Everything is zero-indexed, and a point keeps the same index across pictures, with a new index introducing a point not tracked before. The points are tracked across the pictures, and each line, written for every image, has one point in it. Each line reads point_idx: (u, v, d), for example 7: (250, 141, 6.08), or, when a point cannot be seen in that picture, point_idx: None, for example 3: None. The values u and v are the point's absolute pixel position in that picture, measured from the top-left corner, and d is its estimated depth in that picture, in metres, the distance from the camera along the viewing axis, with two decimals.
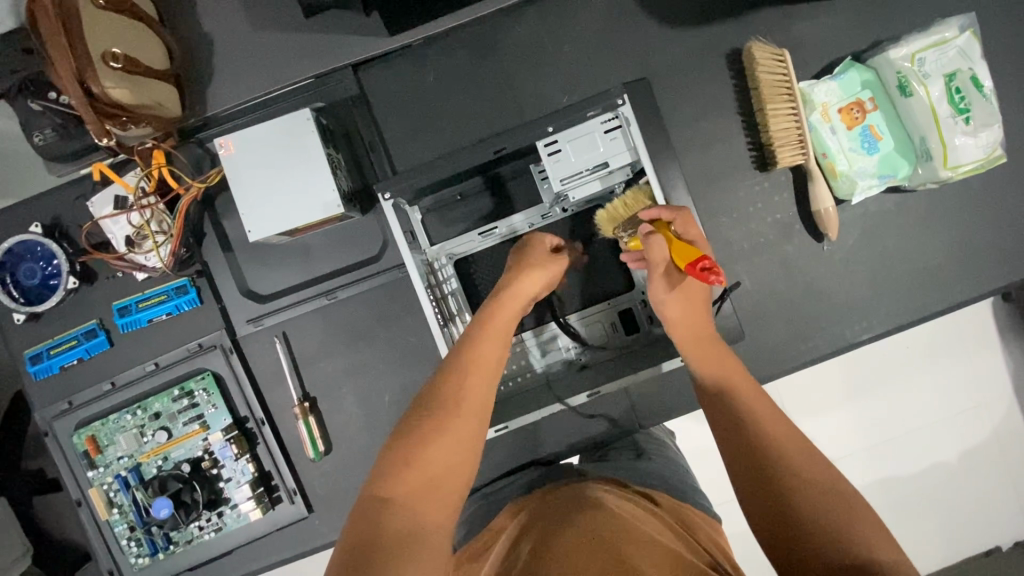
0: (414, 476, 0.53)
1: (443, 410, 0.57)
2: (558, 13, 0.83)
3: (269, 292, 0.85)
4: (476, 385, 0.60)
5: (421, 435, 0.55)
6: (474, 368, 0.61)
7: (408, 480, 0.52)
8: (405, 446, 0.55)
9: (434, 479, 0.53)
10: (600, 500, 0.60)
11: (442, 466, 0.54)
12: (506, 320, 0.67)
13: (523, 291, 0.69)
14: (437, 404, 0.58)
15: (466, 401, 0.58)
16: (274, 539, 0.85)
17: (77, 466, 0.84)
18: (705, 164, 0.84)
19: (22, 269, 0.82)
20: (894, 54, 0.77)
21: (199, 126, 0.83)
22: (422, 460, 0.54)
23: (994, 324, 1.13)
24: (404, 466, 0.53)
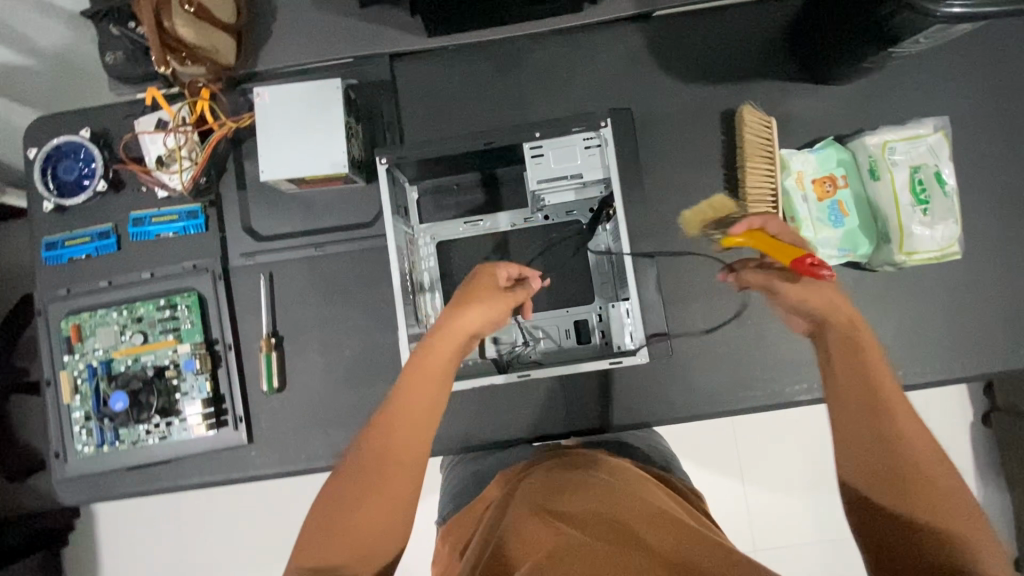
0: (341, 543, 0.58)
1: (374, 470, 0.61)
2: (579, 47, 0.93)
3: (268, 233, 0.93)
4: (399, 465, 0.61)
5: (348, 502, 0.59)
6: (409, 433, 0.63)
7: (338, 546, 0.58)
8: (337, 503, 0.60)
9: (364, 549, 0.58)
10: (588, 470, 0.68)
11: (365, 537, 0.58)
12: (443, 366, 0.67)
13: (457, 336, 0.69)
14: (364, 471, 0.61)
15: (389, 480, 0.60)
16: (210, 460, 0.90)
17: (57, 349, 0.91)
18: (682, 205, 0.90)
19: (62, 166, 0.93)
20: (869, 140, 0.84)
21: (246, 77, 0.94)
22: (352, 522, 0.58)
23: (943, 417, 1.23)
24: (329, 532, 0.58)
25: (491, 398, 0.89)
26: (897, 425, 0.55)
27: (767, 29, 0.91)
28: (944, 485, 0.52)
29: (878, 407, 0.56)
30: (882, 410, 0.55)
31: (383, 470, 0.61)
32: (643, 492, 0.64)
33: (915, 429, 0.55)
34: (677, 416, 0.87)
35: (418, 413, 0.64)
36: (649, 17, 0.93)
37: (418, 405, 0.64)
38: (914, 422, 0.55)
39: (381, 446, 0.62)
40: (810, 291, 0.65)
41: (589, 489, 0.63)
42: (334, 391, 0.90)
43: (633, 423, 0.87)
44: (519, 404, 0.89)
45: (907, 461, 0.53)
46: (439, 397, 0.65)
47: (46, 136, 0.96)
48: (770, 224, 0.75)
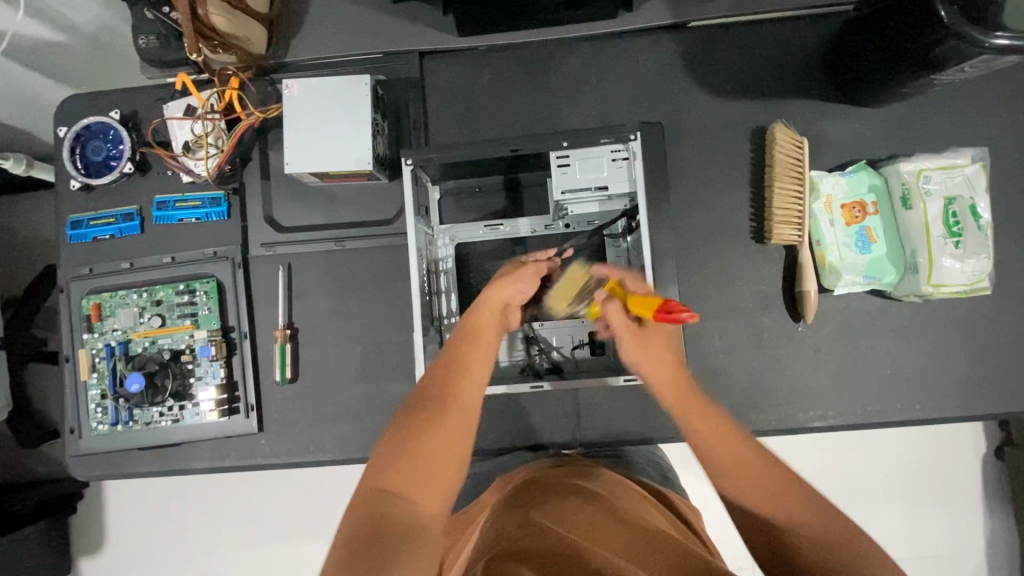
0: (406, 466, 0.53)
1: (440, 402, 0.58)
2: (611, 54, 0.91)
3: (289, 225, 0.93)
4: (463, 390, 0.60)
5: (413, 430, 0.56)
6: (467, 368, 0.62)
7: (403, 475, 0.53)
8: (397, 435, 0.56)
9: (428, 477, 0.54)
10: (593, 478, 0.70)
11: (439, 458, 0.55)
12: (494, 328, 0.67)
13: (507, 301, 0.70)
14: (428, 398, 0.59)
15: (454, 420, 0.57)
16: (219, 446, 0.91)
17: (77, 327, 0.93)
18: (706, 221, 0.89)
19: (91, 146, 0.94)
20: (903, 167, 0.82)
21: (276, 68, 0.94)
22: (417, 452, 0.54)
23: (964, 448, 1.19)
24: (393, 458, 0.54)
25: (500, 403, 0.89)
26: (721, 462, 0.54)
27: (804, 47, 0.90)
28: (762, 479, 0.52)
29: (711, 454, 0.55)
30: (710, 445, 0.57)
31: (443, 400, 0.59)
32: (637, 509, 0.64)
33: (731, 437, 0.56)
34: (686, 434, 0.86)
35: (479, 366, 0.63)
36: (684, 28, 0.91)
37: (479, 343, 0.65)
38: (741, 445, 0.55)
39: (447, 375, 0.61)
40: (650, 349, 0.65)
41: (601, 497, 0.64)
42: (345, 385, 0.91)
43: (641, 439, 0.87)
44: (527, 411, 0.88)
45: (725, 476, 0.53)
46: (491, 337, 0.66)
47: (75, 114, 0.97)
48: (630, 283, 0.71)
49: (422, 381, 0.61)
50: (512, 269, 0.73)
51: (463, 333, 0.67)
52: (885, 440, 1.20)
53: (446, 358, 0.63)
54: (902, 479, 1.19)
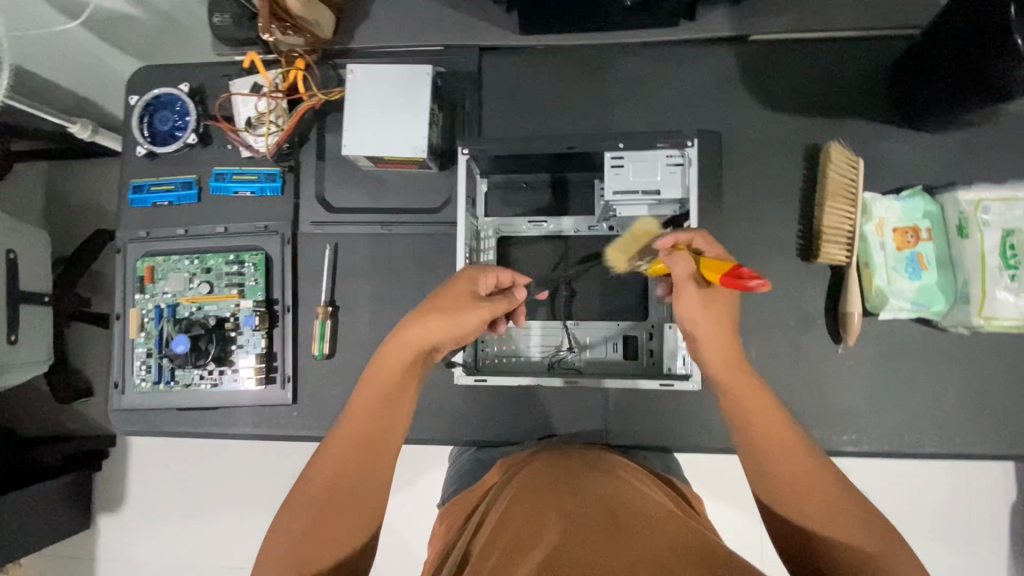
0: (299, 557, 0.56)
1: (334, 494, 0.59)
2: (669, 62, 0.92)
3: (339, 206, 0.96)
4: (359, 470, 0.61)
5: (303, 521, 0.58)
6: (361, 449, 0.62)
7: (296, 559, 0.56)
8: (298, 516, 0.58)
9: (324, 558, 0.57)
10: (581, 461, 0.68)
11: (331, 543, 0.57)
12: (401, 372, 0.67)
13: (416, 347, 0.68)
14: (323, 486, 0.60)
15: (356, 472, 0.61)
16: (254, 413, 0.94)
17: (129, 287, 0.96)
18: (752, 234, 0.88)
19: (158, 116, 0.98)
20: (962, 195, 0.81)
21: (340, 53, 0.97)
22: (310, 537, 0.57)
23: (998, 489, 1.15)
24: (286, 544, 0.57)
25: (529, 398, 0.90)
26: (784, 464, 0.57)
27: (865, 68, 0.89)
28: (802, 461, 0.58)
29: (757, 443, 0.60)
30: (752, 429, 0.60)
31: (339, 481, 0.60)
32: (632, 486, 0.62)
33: (793, 446, 0.59)
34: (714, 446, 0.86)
35: (375, 412, 0.64)
36: (745, 40, 0.91)
37: (376, 392, 0.66)
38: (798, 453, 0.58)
39: (339, 458, 0.61)
40: (704, 310, 0.65)
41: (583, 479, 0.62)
42: None
43: (668, 446, 0.87)
44: (556, 406, 0.89)
45: (765, 458, 0.59)
46: (395, 399, 0.66)
47: (146, 84, 1.01)
48: (697, 241, 0.68)
49: (312, 464, 0.62)
50: (437, 303, 0.69)
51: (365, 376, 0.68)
52: (914, 476, 1.17)
53: (347, 432, 0.63)
54: (929, 516, 1.16)
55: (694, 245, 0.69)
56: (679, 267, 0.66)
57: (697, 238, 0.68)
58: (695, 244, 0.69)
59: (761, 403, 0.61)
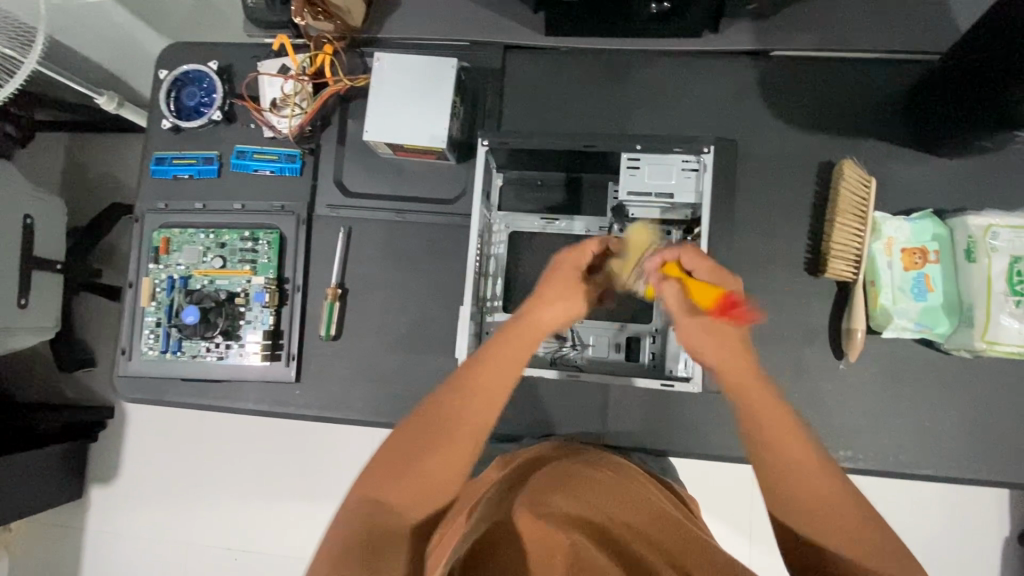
0: (401, 492, 0.52)
1: (445, 439, 0.55)
2: (690, 71, 0.93)
3: (355, 191, 0.97)
4: (475, 420, 0.57)
5: (413, 456, 0.54)
6: (484, 398, 0.58)
7: (400, 491, 0.52)
8: (403, 451, 0.54)
9: (422, 499, 0.53)
10: (591, 466, 0.69)
11: (432, 486, 0.54)
12: (521, 350, 0.62)
13: (547, 327, 0.65)
14: (441, 421, 0.56)
15: (461, 433, 0.56)
16: (257, 389, 0.95)
17: (145, 256, 0.98)
18: (761, 245, 0.89)
19: (186, 91, 1.00)
20: (972, 220, 0.82)
21: (368, 42, 0.99)
22: (409, 477, 0.53)
23: (987, 518, 1.16)
24: (394, 475, 0.53)
25: (530, 392, 0.91)
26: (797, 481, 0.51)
27: (883, 90, 0.90)
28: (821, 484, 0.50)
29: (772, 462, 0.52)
30: (760, 442, 0.53)
31: (452, 426, 0.56)
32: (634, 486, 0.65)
33: (805, 466, 0.52)
34: (709, 452, 0.87)
35: (497, 380, 0.59)
36: (766, 55, 0.93)
37: (514, 352, 0.61)
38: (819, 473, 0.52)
39: (461, 398, 0.57)
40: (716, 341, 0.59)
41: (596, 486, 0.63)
42: (384, 351, 0.94)
43: (664, 449, 0.87)
44: (556, 402, 0.90)
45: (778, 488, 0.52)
46: (525, 362, 0.61)
47: (176, 59, 1.03)
48: (687, 257, 0.65)
49: (435, 395, 0.58)
50: (567, 274, 0.68)
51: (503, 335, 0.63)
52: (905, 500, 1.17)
53: (468, 374, 0.59)
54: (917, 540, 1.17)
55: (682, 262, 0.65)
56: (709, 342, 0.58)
57: (668, 252, 0.66)
58: (681, 262, 0.65)
59: (760, 397, 0.55)
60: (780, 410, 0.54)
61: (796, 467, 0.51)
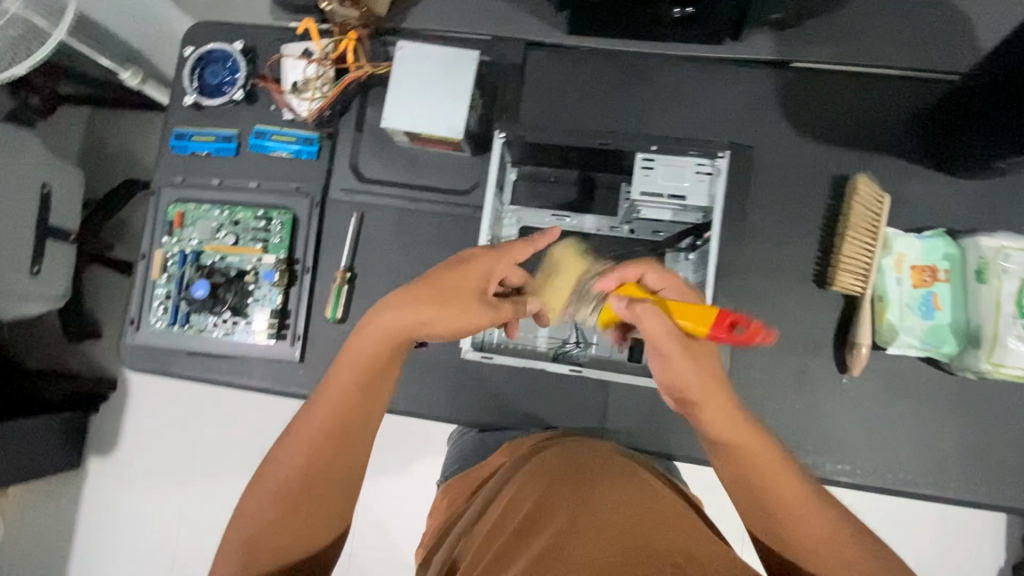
0: (277, 534, 0.59)
1: (313, 480, 0.61)
2: (708, 77, 0.94)
3: (370, 177, 0.98)
4: (331, 450, 0.61)
5: (279, 504, 0.60)
6: (326, 430, 0.62)
7: (278, 537, 0.59)
8: (271, 498, 0.60)
9: (302, 533, 0.60)
10: (572, 457, 0.70)
11: (308, 522, 0.60)
12: (362, 371, 0.63)
13: (394, 338, 0.64)
14: (305, 469, 0.61)
15: (314, 466, 0.61)
16: (260, 366, 0.96)
17: (158, 229, 0.99)
18: (771, 254, 0.89)
19: (209, 69, 1.01)
20: (984, 241, 0.81)
21: (391, 31, 1.00)
22: (286, 520, 0.60)
23: (965, 536, 1.20)
24: (268, 527, 0.59)
25: (530, 386, 0.91)
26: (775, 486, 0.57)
27: (901, 107, 0.90)
28: (800, 503, 0.56)
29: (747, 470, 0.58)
30: (754, 484, 0.57)
31: (311, 466, 0.61)
32: (637, 483, 0.65)
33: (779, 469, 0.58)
34: (705, 457, 0.87)
35: (343, 408, 0.63)
36: (786, 66, 0.93)
37: (345, 376, 0.63)
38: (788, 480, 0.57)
39: (309, 441, 0.61)
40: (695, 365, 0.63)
41: (589, 475, 0.65)
42: None
43: (661, 451, 0.88)
44: (556, 399, 0.91)
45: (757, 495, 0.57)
46: (365, 385, 0.63)
47: (201, 37, 1.04)
48: (651, 276, 0.72)
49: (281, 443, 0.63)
50: (425, 285, 0.66)
51: (332, 372, 0.65)
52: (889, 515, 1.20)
53: (309, 414, 0.63)
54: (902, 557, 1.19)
55: (647, 280, 0.72)
56: (674, 354, 0.62)
57: (632, 270, 0.73)
58: (644, 280, 0.73)
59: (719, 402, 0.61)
60: (750, 433, 0.60)
61: (780, 493, 0.56)
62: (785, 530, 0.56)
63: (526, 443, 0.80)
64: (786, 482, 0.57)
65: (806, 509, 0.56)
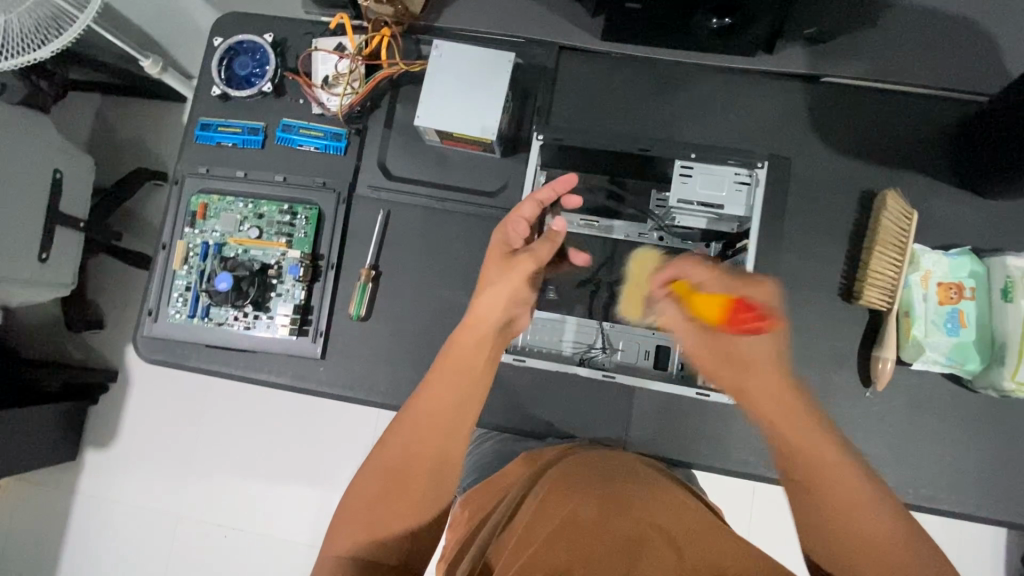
0: (363, 528, 0.60)
1: (405, 474, 0.62)
2: (740, 89, 0.94)
3: (398, 175, 0.98)
4: (427, 440, 0.64)
5: (371, 498, 0.61)
6: (427, 418, 0.65)
7: (363, 531, 0.60)
8: (362, 493, 0.62)
9: (386, 530, 0.60)
10: (603, 467, 0.71)
11: (394, 519, 0.61)
12: (471, 354, 0.70)
13: (486, 313, 0.73)
14: (396, 464, 0.63)
15: (419, 458, 0.63)
16: (281, 362, 0.95)
17: (181, 219, 0.98)
18: (798, 266, 0.90)
19: (238, 61, 1.00)
20: (1012, 261, 0.82)
21: (424, 30, 1.00)
22: (374, 513, 0.61)
23: (969, 552, 1.22)
24: (351, 523, 0.61)
25: (554, 390, 0.91)
26: (823, 488, 0.56)
27: (930, 125, 0.91)
28: (847, 493, 0.55)
29: (796, 463, 0.58)
30: (798, 477, 0.57)
31: (405, 460, 0.63)
32: (665, 492, 0.67)
33: (828, 464, 0.56)
34: (728, 467, 0.87)
35: (450, 404, 0.66)
36: (817, 80, 0.94)
37: (453, 362, 0.69)
38: (837, 474, 0.56)
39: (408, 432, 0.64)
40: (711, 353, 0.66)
41: (615, 482, 0.67)
42: (411, 335, 0.94)
43: (684, 459, 0.88)
44: (579, 403, 0.90)
45: (802, 490, 0.57)
46: (467, 374, 0.69)
47: (230, 28, 1.03)
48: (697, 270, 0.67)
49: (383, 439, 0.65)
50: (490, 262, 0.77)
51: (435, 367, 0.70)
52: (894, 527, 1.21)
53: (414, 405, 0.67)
54: None
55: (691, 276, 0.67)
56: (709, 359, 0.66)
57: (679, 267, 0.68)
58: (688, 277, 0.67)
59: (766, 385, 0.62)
60: (795, 420, 0.60)
61: (828, 495, 0.55)
62: (828, 528, 0.55)
63: (546, 453, 0.80)
64: (831, 478, 0.56)
65: (855, 509, 0.54)
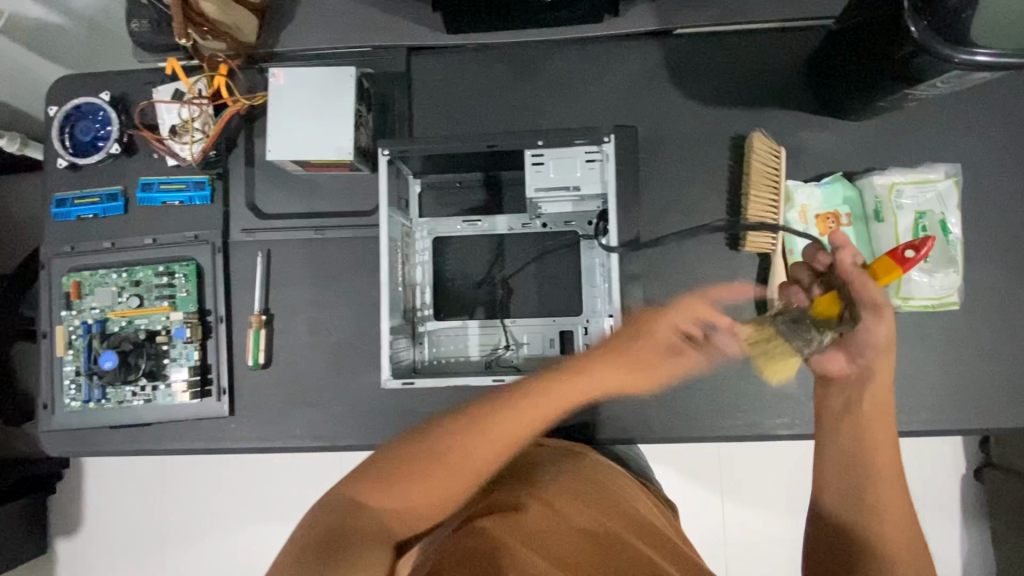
0: (379, 492, 0.59)
1: (436, 466, 0.61)
2: (596, 57, 0.92)
3: (270, 212, 0.94)
4: (473, 444, 0.62)
5: (400, 473, 0.60)
6: (485, 431, 0.62)
7: (383, 495, 0.59)
8: (394, 461, 0.61)
9: (404, 505, 0.59)
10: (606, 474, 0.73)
11: (417, 503, 0.59)
12: (554, 409, 0.64)
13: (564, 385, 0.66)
14: (436, 447, 0.62)
15: (469, 461, 0.61)
16: (191, 427, 0.92)
17: (56, 303, 0.94)
18: (682, 227, 0.90)
19: (80, 126, 0.95)
20: (877, 180, 0.83)
21: (266, 58, 0.96)
22: (404, 482, 0.60)
23: (920, 453, 1.26)
24: (371, 480, 0.60)
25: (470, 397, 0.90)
26: None
27: (787, 57, 0.91)
28: None
29: None
30: None
31: (444, 453, 0.61)
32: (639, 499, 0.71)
33: None
34: (653, 437, 0.87)
35: (511, 431, 0.63)
36: (670, 34, 0.92)
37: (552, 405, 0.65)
38: None
39: (461, 429, 0.62)
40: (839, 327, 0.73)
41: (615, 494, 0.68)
42: (318, 372, 0.92)
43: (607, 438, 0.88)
44: None
45: None
46: (535, 419, 0.64)
47: (66, 94, 0.97)
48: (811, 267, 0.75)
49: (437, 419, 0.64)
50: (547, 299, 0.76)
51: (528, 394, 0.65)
52: None
53: (478, 411, 0.64)
54: None
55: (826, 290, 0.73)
56: None
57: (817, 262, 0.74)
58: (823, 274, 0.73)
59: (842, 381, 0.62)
60: None
61: None
62: None
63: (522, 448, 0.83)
64: None
65: None
